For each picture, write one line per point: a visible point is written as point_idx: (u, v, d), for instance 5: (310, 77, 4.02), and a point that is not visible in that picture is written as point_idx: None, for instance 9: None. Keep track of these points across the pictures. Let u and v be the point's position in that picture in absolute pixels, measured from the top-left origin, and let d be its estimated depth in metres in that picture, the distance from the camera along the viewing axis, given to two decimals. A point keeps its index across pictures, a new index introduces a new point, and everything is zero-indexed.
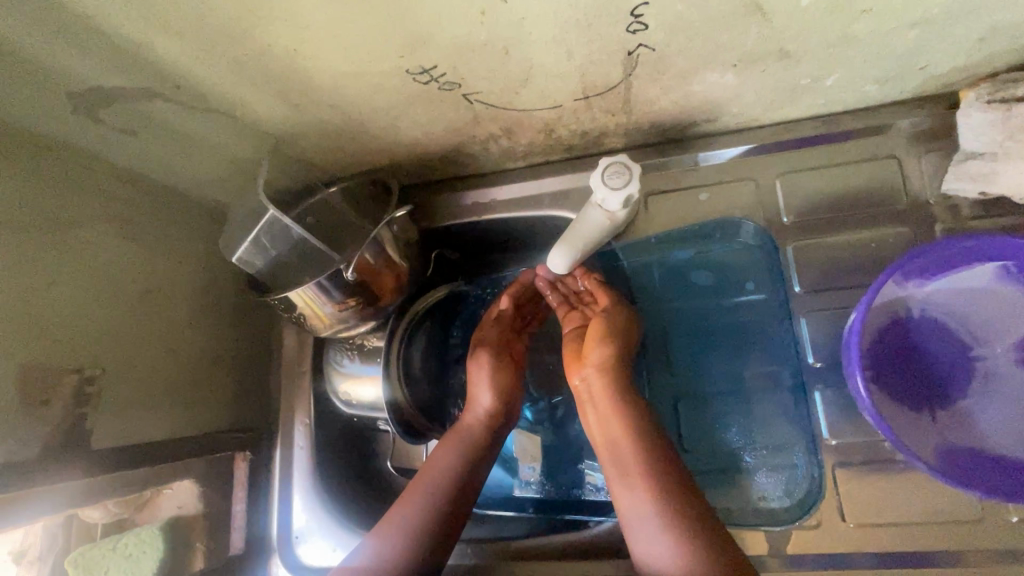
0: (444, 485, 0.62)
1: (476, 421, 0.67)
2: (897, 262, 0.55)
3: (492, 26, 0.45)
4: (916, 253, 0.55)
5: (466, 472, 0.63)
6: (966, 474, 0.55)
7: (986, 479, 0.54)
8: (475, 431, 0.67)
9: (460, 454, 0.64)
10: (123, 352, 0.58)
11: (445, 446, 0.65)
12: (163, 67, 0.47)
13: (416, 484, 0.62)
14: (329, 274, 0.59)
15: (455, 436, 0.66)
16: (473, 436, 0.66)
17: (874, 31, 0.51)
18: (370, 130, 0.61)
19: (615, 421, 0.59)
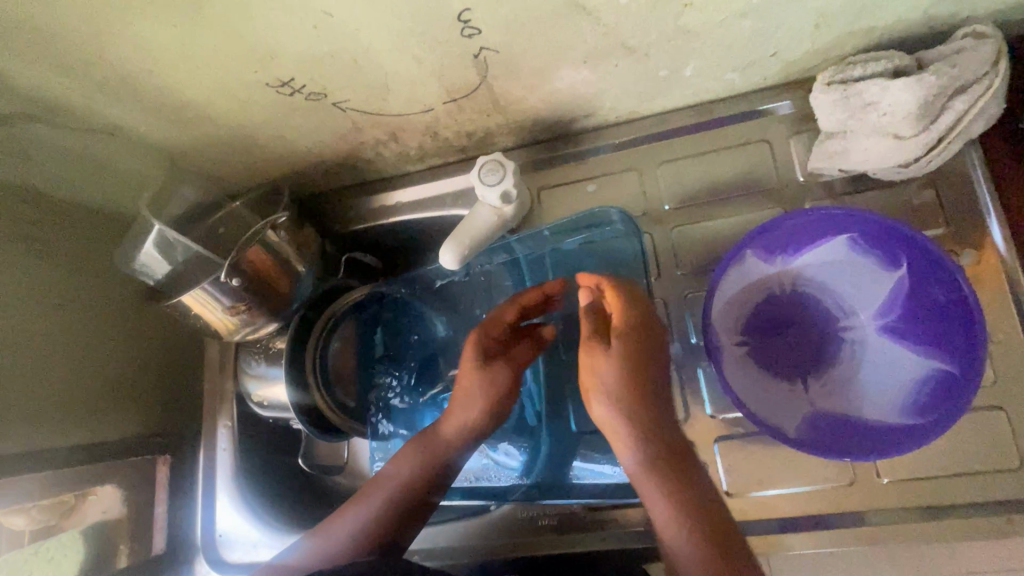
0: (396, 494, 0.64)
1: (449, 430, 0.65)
2: (749, 234, 0.58)
3: (330, 39, 0.48)
4: (765, 228, 0.58)
5: (425, 477, 0.65)
6: (828, 439, 0.57)
7: (846, 443, 0.56)
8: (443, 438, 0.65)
9: (422, 462, 0.65)
10: (24, 363, 0.62)
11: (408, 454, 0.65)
12: (32, 93, 0.51)
13: (370, 488, 0.65)
14: (212, 279, 0.62)
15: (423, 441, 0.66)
16: (442, 441, 0.65)
17: (707, 22, 0.54)
18: (258, 141, 0.64)
19: (622, 440, 0.55)
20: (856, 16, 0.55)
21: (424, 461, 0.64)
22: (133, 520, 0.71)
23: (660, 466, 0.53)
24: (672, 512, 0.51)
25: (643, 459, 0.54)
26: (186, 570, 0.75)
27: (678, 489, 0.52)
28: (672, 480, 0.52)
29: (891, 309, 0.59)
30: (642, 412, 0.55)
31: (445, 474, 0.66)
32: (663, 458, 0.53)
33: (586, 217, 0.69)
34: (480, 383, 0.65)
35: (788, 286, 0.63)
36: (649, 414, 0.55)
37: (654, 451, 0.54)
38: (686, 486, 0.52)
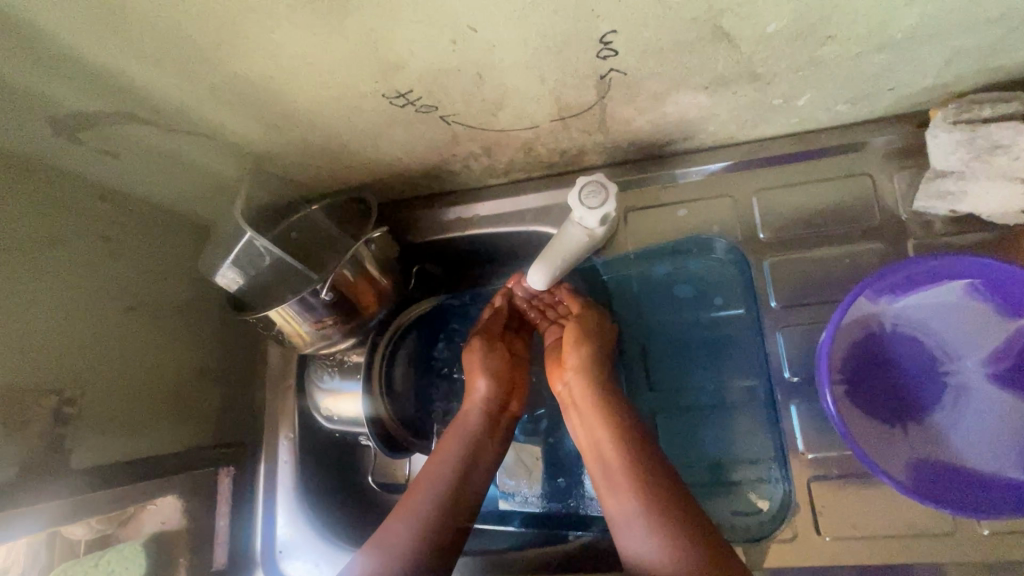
0: (450, 478, 0.62)
1: (473, 410, 0.67)
2: (871, 275, 0.56)
3: (464, 53, 0.46)
4: (887, 270, 0.56)
5: (470, 464, 0.64)
6: (936, 489, 0.55)
7: (955, 494, 0.54)
8: (470, 421, 0.67)
9: (462, 444, 0.65)
10: (104, 372, 0.59)
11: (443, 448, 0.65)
12: (140, 91, 0.48)
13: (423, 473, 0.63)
14: (307, 293, 0.61)
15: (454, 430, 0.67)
16: (471, 430, 0.66)
17: (842, 55, 0.52)
18: (351, 149, 0.62)
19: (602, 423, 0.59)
20: (992, 56, 0.53)
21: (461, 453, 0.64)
22: (194, 535, 0.68)
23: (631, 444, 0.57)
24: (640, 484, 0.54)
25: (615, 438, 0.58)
26: None
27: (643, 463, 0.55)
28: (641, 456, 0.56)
29: (1002, 358, 0.58)
30: (615, 399, 0.61)
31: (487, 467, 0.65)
32: (634, 438, 0.58)
33: (687, 244, 0.71)
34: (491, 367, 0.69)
35: (892, 325, 0.61)
36: (614, 400, 0.61)
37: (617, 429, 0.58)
38: (660, 465, 0.55)
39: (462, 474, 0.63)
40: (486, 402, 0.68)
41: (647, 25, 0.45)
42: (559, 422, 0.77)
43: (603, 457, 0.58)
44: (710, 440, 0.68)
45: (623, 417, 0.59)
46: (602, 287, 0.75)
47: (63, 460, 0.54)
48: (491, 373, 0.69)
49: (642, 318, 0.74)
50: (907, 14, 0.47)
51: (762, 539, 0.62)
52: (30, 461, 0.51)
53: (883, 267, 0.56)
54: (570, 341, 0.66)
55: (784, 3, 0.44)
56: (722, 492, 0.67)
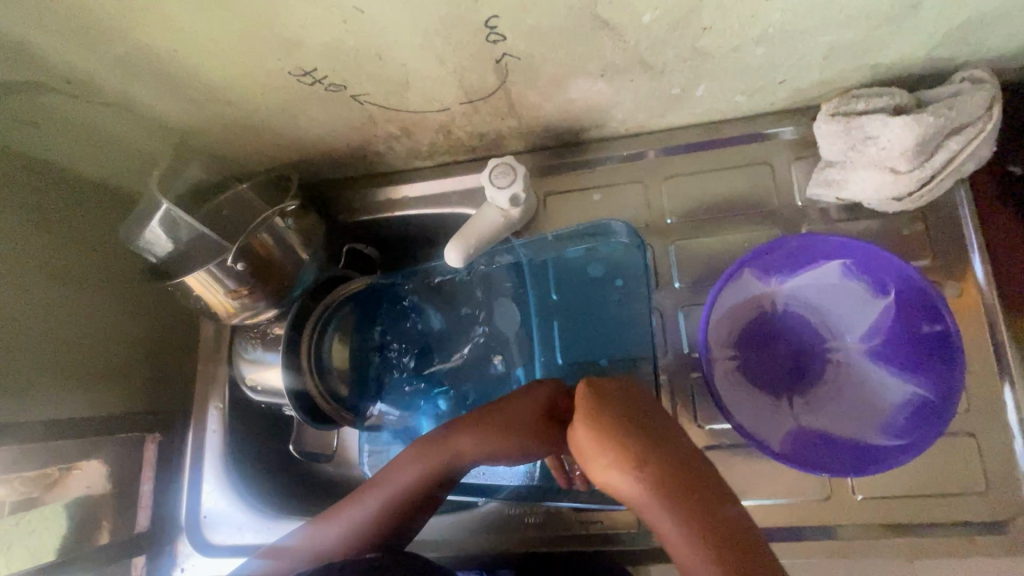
0: (388, 510, 0.59)
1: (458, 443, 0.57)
2: (748, 255, 0.60)
3: (358, 34, 0.49)
4: (762, 250, 0.60)
5: (415, 490, 0.58)
6: (808, 455, 0.59)
7: (826, 459, 0.58)
8: (446, 452, 0.58)
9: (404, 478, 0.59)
10: (18, 334, 0.61)
11: (408, 460, 0.59)
12: (50, 62, 0.51)
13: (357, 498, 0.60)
14: (220, 261, 0.63)
15: (421, 448, 0.59)
16: (438, 453, 0.58)
17: (722, 47, 0.56)
18: (272, 126, 0.65)
19: (653, 504, 0.41)
20: (864, 53, 0.57)
21: (426, 469, 0.58)
22: (117, 498, 0.71)
23: (685, 511, 0.40)
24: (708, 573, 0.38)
25: (668, 520, 0.40)
26: (169, 548, 0.75)
27: (706, 535, 0.39)
28: (704, 535, 0.39)
29: (876, 335, 0.62)
30: (651, 467, 0.41)
31: (446, 484, 0.60)
32: (688, 503, 0.40)
33: (597, 227, 0.72)
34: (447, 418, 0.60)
35: (779, 306, 0.66)
36: (653, 460, 0.42)
37: (676, 516, 0.40)
38: (726, 541, 0.39)
39: (401, 508, 0.59)
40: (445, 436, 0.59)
41: (527, 12, 0.48)
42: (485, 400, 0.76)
43: (651, 516, 0.41)
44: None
45: (667, 487, 0.41)
46: (522, 271, 0.75)
47: None
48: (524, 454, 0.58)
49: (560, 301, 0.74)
50: (771, 10, 0.51)
51: None
52: None
53: (759, 248, 0.61)
54: (587, 447, 0.43)
55: None
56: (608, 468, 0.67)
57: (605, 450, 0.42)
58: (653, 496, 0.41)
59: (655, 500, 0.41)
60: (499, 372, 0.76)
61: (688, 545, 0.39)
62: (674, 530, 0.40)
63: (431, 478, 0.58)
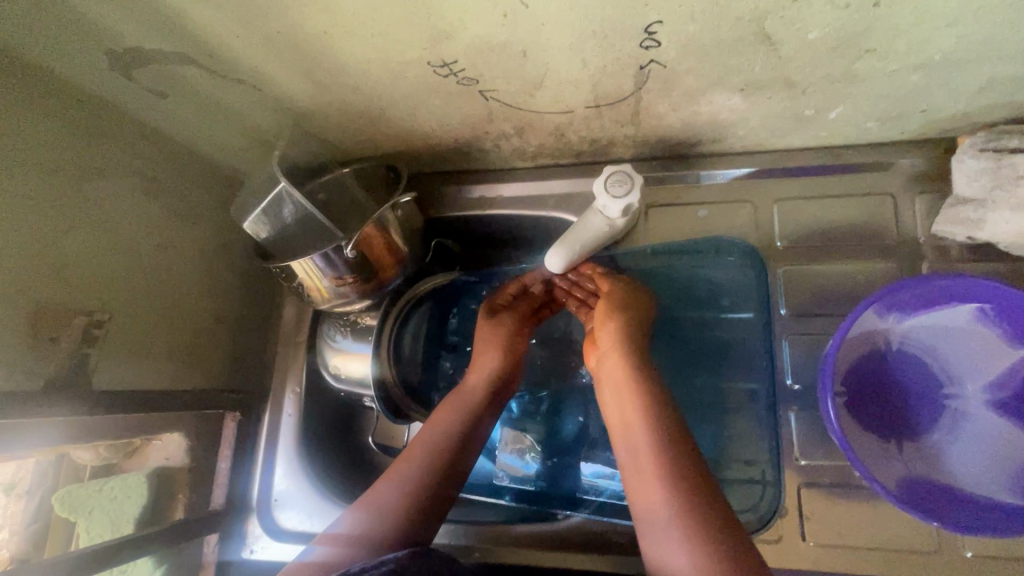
0: (439, 452, 0.63)
1: (478, 384, 0.69)
2: (881, 291, 0.57)
3: (512, 29, 0.48)
4: (896, 287, 0.56)
5: (457, 438, 0.65)
6: (925, 504, 0.56)
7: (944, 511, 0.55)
8: (475, 393, 0.69)
9: (458, 418, 0.66)
10: (129, 303, 0.61)
11: (444, 408, 0.68)
12: (198, 35, 0.50)
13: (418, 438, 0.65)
14: (333, 247, 0.62)
15: (457, 397, 0.69)
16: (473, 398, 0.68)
17: (878, 70, 0.53)
18: (389, 114, 0.64)
19: (627, 400, 0.57)
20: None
21: (462, 410, 0.67)
22: (194, 474, 0.71)
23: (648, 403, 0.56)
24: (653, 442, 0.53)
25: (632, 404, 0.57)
26: (238, 529, 0.75)
27: (661, 421, 0.54)
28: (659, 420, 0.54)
29: (1001, 387, 0.59)
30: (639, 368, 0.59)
31: (471, 440, 0.66)
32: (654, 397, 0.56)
33: (717, 242, 0.72)
34: (492, 354, 0.70)
35: (895, 344, 0.63)
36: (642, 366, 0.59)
37: (640, 407, 0.56)
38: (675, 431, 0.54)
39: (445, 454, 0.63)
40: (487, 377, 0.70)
41: (693, 19, 0.46)
42: (559, 406, 0.79)
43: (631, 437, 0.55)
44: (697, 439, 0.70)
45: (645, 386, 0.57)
46: None
47: (86, 379, 0.56)
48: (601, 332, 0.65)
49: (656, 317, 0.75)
50: (947, 35, 0.48)
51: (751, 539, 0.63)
52: (57, 378, 0.54)
53: (892, 284, 0.57)
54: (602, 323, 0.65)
55: (829, 12, 0.45)
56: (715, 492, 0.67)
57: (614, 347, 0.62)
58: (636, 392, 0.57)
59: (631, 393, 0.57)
60: (585, 383, 0.78)
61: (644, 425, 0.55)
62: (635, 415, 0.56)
63: (469, 418, 0.67)
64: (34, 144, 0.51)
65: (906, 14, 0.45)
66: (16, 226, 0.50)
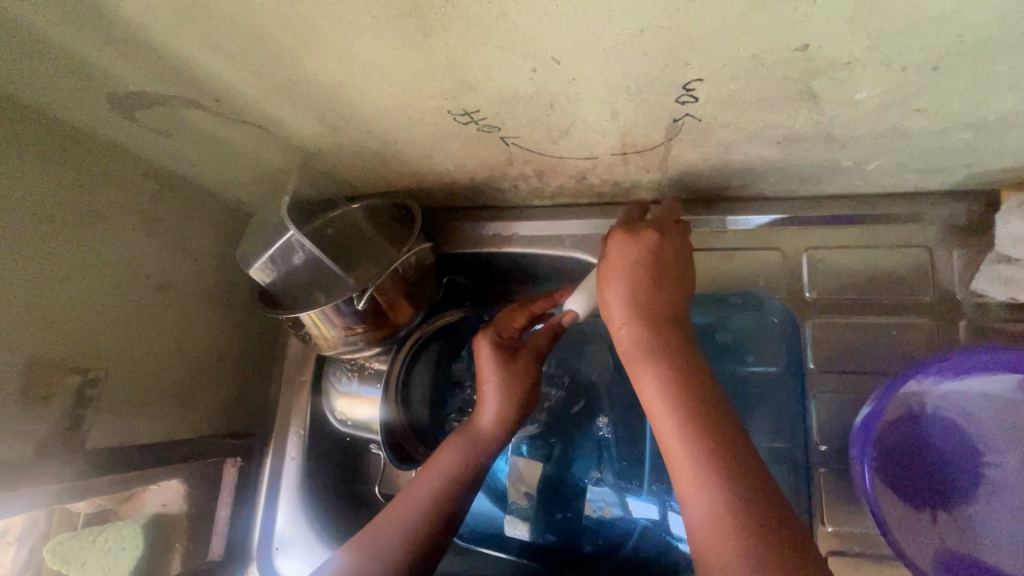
0: (440, 498, 0.60)
1: (486, 427, 0.64)
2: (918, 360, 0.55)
3: (541, 83, 0.45)
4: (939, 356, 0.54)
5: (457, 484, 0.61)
6: None
7: None
8: (482, 438, 0.64)
9: (461, 466, 0.62)
10: (126, 353, 0.58)
11: (449, 449, 0.64)
12: (204, 80, 0.47)
13: (417, 484, 0.61)
14: (343, 299, 0.60)
15: (461, 438, 0.64)
16: (479, 439, 0.64)
17: (925, 128, 0.50)
18: (404, 155, 0.61)
19: (674, 429, 0.45)
20: None
21: (465, 454, 0.63)
22: (193, 522, 0.69)
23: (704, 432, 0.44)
24: (711, 477, 0.42)
25: (677, 431, 0.45)
26: None
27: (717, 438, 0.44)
28: (723, 460, 0.43)
29: None
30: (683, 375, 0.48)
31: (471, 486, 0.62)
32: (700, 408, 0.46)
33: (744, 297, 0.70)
34: (502, 393, 0.64)
35: (930, 408, 0.59)
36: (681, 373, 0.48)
37: (681, 401, 0.46)
38: (744, 475, 0.42)
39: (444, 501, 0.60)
40: (499, 424, 0.65)
41: (736, 78, 0.43)
42: (570, 456, 0.76)
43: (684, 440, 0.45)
44: None
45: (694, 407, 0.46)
46: None
47: (81, 439, 0.53)
48: (628, 286, 0.52)
49: None
50: (1006, 98, 0.45)
51: None
52: (49, 440, 0.50)
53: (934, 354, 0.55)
54: (631, 276, 0.53)
55: (883, 73, 0.42)
56: None
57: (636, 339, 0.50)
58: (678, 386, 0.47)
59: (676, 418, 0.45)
60: (602, 437, 0.75)
61: (704, 466, 0.43)
62: (686, 448, 0.44)
63: (471, 466, 0.63)
64: (27, 192, 0.48)
65: (965, 78, 0.42)
66: (7, 281, 0.47)
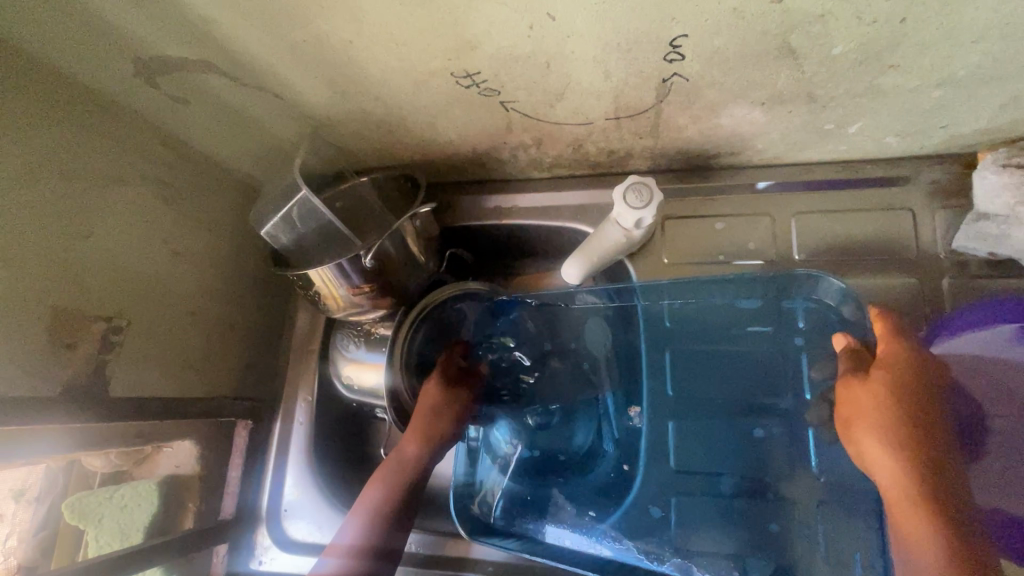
0: (375, 511, 0.65)
1: (410, 443, 0.69)
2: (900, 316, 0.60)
3: (538, 41, 0.48)
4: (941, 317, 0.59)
5: (391, 497, 0.66)
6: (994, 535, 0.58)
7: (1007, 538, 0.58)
8: (407, 454, 0.69)
9: (391, 482, 0.67)
10: (146, 309, 0.61)
11: (377, 473, 0.69)
12: (225, 44, 0.51)
13: (353, 508, 0.67)
14: (351, 258, 0.63)
15: (388, 461, 0.70)
16: (404, 457, 0.69)
17: (900, 86, 0.53)
18: (409, 123, 0.64)
19: (925, 516, 0.48)
20: None
21: (394, 470, 0.68)
22: (205, 482, 0.71)
23: (954, 526, 0.47)
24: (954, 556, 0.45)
25: (932, 517, 0.48)
26: (247, 541, 0.75)
27: (963, 531, 0.47)
28: (970, 549, 0.46)
29: None
30: (944, 495, 0.49)
31: (405, 497, 0.67)
32: (949, 503, 0.49)
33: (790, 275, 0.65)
34: (426, 419, 0.70)
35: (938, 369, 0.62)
36: (944, 498, 0.49)
37: (940, 492, 0.49)
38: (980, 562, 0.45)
39: (381, 514, 0.65)
40: (422, 454, 0.69)
41: (718, 34, 0.46)
42: (569, 421, 0.77)
43: (936, 520, 0.48)
44: (715, 457, 0.68)
45: (949, 507, 0.48)
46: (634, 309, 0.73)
47: (103, 385, 0.56)
48: (892, 375, 0.55)
49: (686, 343, 0.72)
50: (972, 52, 0.47)
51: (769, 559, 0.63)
52: (73, 383, 0.53)
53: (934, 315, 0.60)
54: (895, 366, 0.56)
55: (855, 27, 0.45)
56: (739, 512, 0.65)
57: (906, 470, 0.51)
58: (935, 477, 0.50)
59: (947, 536, 0.46)
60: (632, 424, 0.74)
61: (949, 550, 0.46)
62: (937, 528, 0.47)
63: (401, 479, 0.68)
64: (58, 149, 0.51)
65: (934, 31, 0.45)
66: (39, 231, 0.50)
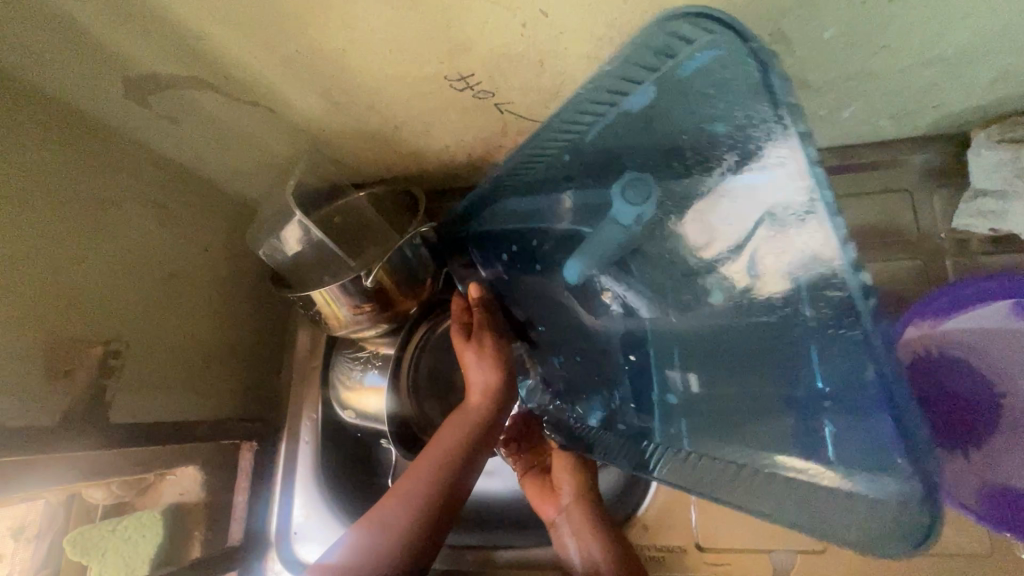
0: (444, 463, 0.63)
1: (478, 397, 0.66)
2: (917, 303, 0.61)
3: (531, 38, 0.48)
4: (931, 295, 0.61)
5: (462, 450, 0.64)
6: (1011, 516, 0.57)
7: None
8: (477, 409, 0.66)
9: (461, 436, 0.64)
10: (146, 330, 0.60)
11: (448, 424, 0.66)
12: (214, 57, 0.50)
13: (420, 459, 0.64)
14: (352, 279, 0.62)
15: (459, 415, 0.67)
16: (474, 412, 0.66)
17: (892, 66, 0.53)
18: (403, 131, 0.64)
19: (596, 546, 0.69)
20: None
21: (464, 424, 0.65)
22: (211, 509, 0.69)
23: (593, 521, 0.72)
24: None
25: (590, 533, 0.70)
26: (257, 566, 0.73)
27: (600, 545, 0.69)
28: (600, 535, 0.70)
29: None
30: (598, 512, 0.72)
31: (478, 454, 0.65)
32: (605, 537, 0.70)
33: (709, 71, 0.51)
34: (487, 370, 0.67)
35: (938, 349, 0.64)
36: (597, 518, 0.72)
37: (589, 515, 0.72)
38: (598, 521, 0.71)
39: (449, 469, 0.63)
40: (490, 407, 0.66)
41: (710, 22, 0.46)
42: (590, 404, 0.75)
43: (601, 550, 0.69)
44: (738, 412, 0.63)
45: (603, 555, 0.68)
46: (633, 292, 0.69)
47: (103, 413, 0.55)
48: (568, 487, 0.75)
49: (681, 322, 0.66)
50: (961, 29, 0.48)
51: (792, 550, 0.63)
52: (74, 410, 0.52)
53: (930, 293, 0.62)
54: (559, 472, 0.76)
55: (845, 8, 0.45)
56: None
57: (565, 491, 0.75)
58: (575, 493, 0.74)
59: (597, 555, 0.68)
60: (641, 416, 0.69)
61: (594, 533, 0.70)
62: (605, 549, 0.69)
63: (472, 434, 0.65)
64: (53, 172, 0.51)
65: (922, 11, 0.46)
66: (33, 257, 0.49)
